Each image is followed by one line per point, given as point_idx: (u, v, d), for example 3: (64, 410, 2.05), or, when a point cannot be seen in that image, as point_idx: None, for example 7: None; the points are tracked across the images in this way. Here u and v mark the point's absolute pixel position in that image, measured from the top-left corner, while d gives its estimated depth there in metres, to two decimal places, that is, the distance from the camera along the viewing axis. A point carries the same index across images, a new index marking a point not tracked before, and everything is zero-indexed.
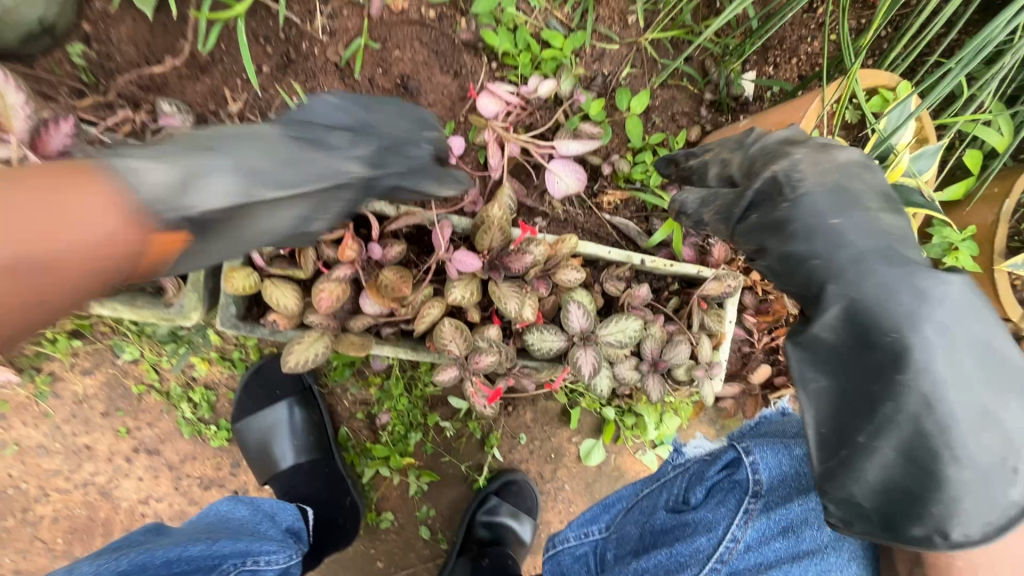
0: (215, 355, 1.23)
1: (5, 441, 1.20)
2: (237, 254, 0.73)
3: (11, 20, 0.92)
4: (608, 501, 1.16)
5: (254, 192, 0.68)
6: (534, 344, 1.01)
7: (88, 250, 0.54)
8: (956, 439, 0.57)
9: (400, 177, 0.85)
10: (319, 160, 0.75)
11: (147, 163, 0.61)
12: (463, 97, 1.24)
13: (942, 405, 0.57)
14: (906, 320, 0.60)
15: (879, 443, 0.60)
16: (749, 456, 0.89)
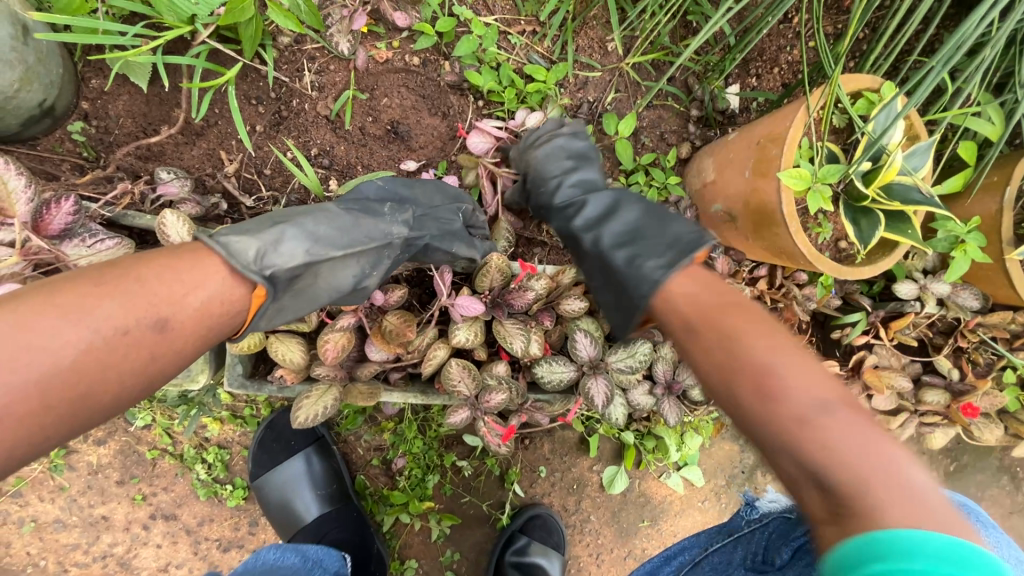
0: (227, 414, 1.23)
1: (23, 518, 1.19)
2: (308, 311, 0.81)
3: (13, 107, 0.95)
4: (669, 553, 1.06)
5: (324, 253, 0.78)
6: (543, 377, 0.99)
7: (147, 331, 0.59)
8: (609, 260, 0.88)
9: (436, 239, 0.96)
10: (377, 224, 0.86)
11: (237, 238, 0.71)
12: (453, 136, 1.26)
13: (595, 249, 0.92)
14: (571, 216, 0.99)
15: (596, 281, 0.93)
16: None
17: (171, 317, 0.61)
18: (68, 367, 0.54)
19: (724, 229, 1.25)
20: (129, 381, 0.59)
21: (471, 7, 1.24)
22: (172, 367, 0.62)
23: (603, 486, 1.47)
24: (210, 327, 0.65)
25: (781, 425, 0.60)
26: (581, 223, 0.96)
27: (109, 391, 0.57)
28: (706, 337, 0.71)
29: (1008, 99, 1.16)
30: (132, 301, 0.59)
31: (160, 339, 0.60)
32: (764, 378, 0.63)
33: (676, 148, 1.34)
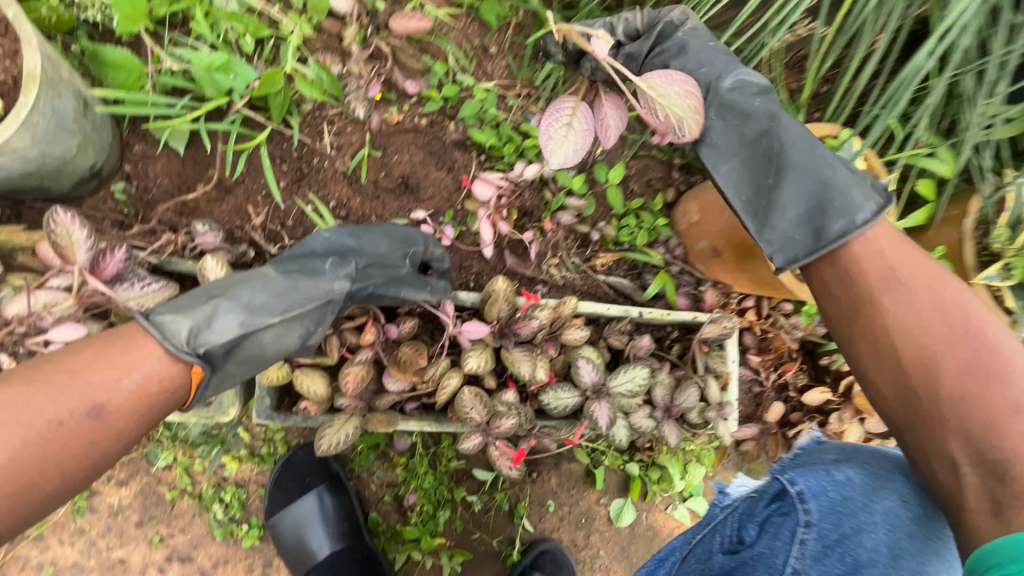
0: (245, 453, 1.27)
1: (42, 562, 1.21)
2: (256, 372, 0.84)
3: (69, 170, 1.07)
4: (661, 556, 1.09)
5: (261, 322, 0.79)
6: (550, 403, 1.07)
7: (75, 426, 0.64)
8: (818, 173, 0.86)
9: (381, 287, 0.99)
10: (317, 284, 0.87)
11: (171, 316, 0.73)
12: (458, 187, 1.38)
13: (795, 157, 0.88)
14: (763, 112, 0.90)
15: (783, 186, 0.88)
16: (794, 486, 0.81)
17: (100, 409, 0.66)
18: (7, 463, 0.59)
19: (711, 264, 1.36)
20: (75, 467, 0.65)
21: (473, 74, 1.40)
22: (113, 448, 0.68)
23: (610, 519, 1.50)
24: (147, 405, 0.69)
25: (982, 405, 0.70)
26: (780, 123, 0.90)
27: (50, 480, 0.63)
28: (915, 305, 0.77)
29: (955, 141, 1.30)
30: (63, 395, 0.64)
31: (97, 423, 0.65)
32: (983, 364, 0.71)
33: (663, 193, 1.47)
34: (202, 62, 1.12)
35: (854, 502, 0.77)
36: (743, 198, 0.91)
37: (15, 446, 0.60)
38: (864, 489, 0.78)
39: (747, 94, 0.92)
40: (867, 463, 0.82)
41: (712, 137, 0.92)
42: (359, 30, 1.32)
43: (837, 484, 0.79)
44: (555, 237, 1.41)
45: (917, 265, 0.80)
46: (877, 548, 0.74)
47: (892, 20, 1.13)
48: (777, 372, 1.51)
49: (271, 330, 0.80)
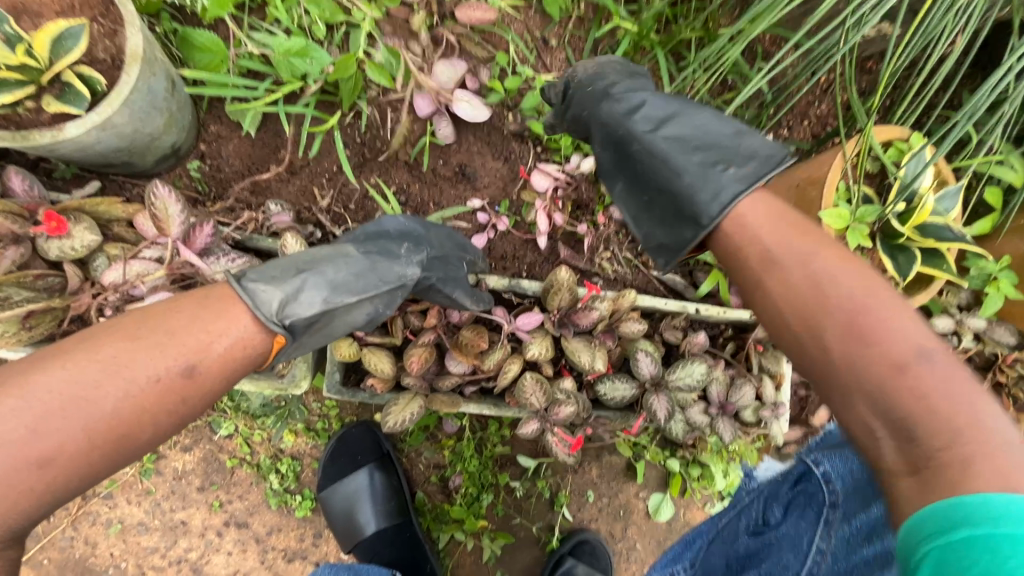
0: (302, 427, 1.31)
1: (111, 520, 1.28)
2: (326, 345, 0.86)
3: (155, 146, 1.11)
4: (689, 538, 1.14)
5: (340, 301, 0.81)
6: (606, 394, 1.08)
7: (172, 382, 0.66)
8: (680, 172, 0.86)
9: (441, 281, 1.00)
10: (393, 267, 0.89)
11: (264, 286, 0.76)
12: (514, 177, 1.40)
13: (669, 160, 0.88)
14: (625, 123, 0.92)
15: (650, 196, 0.92)
16: (820, 467, 0.91)
17: (194, 369, 0.68)
18: (107, 413, 0.62)
19: None
20: (167, 422, 0.67)
21: (533, 65, 1.41)
22: (201, 405, 0.70)
23: (648, 512, 1.51)
24: (235, 366, 0.70)
25: (870, 370, 0.65)
26: (642, 128, 0.91)
27: (143, 433, 0.65)
28: (788, 273, 0.73)
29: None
30: (161, 353, 0.66)
31: (188, 380, 0.67)
32: (855, 324, 0.67)
33: None
34: (282, 47, 1.17)
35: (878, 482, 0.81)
36: (630, 211, 0.96)
37: (117, 397, 0.63)
38: None
39: (620, 105, 0.93)
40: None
41: (602, 160, 0.99)
42: (426, 19, 1.33)
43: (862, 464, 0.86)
44: (608, 231, 1.42)
45: (795, 238, 0.75)
46: None
47: (973, 23, 1.10)
48: None
49: (347, 308, 0.83)
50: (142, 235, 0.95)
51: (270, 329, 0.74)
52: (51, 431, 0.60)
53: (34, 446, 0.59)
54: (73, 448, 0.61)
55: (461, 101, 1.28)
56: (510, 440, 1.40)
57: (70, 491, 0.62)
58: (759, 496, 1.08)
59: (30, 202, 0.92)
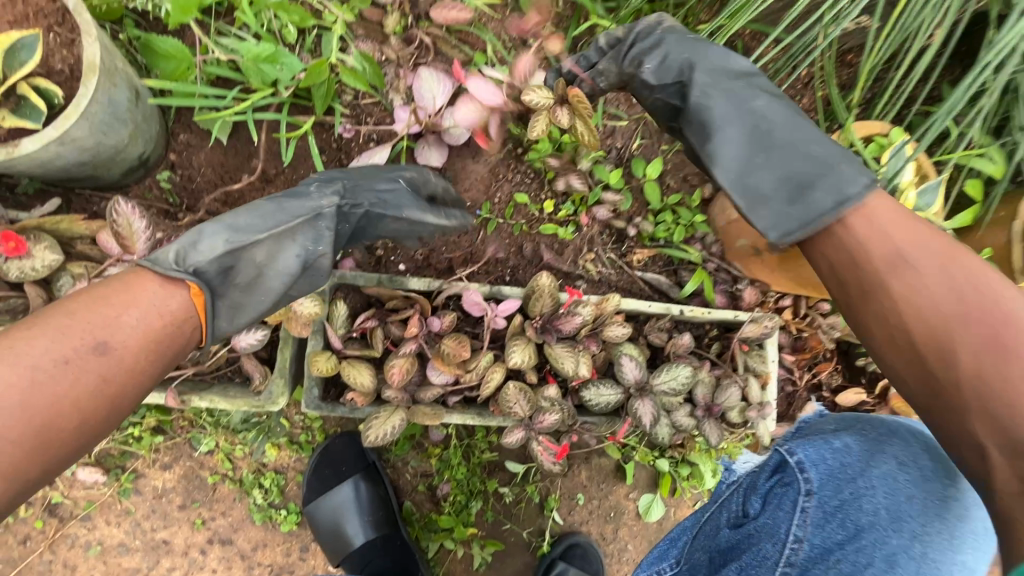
0: (284, 440, 1.29)
1: (90, 541, 1.25)
2: (266, 301, 0.81)
3: (120, 158, 1.08)
4: (673, 536, 1.14)
5: (243, 241, 0.78)
6: (591, 400, 1.07)
7: (85, 361, 0.63)
8: (805, 162, 0.84)
9: (374, 208, 0.95)
10: (303, 202, 0.85)
11: (165, 248, 0.75)
12: (495, 181, 1.39)
13: (794, 151, 0.85)
14: (758, 124, 0.88)
15: (771, 173, 0.85)
16: (793, 456, 0.86)
17: (108, 345, 0.65)
18: (15, 405, 0.58)
19: (750, 262, 1.37)
20: (94, 406, 0.63)
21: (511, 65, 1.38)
22: (130, 384, 0.66)
23: (639, 514, 1.51)
24: (158, 341, 0.68)
25: (1006, 384, 0.62)
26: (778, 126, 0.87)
27: (67, 424, 0.61)
28: (922, 277, 0.69)
29: (1008, 141, 1.26)
30: (65, 334, 0.63)
31: (107, 360, 0.64)
32: (1000, 337, 0.64)
33: (700, 189, 1.50)
34: (250, 53, 1.13)
35: (852, 469, 0.81)
36: (773, 187, 0.85)
37: (30, 389, 0.59)
38: (862, 455, 0.82)
39: (750, 95, 0.90)
40: (865, 429, 0.85)
41: (724, 144, 0.89)
42: (400, 19, 1.30)
43: (835, 451, 0.83)
44: (591, 232, 1.44)
45: (929, 247, 0.71)
46: (876, 510, 0.77)
47: (949, 14, 1.10)
48: (811, 371, 1.51)
49: (258, 249, 0.79)
50: (108, 252, 0.92)
51: (178, 280, 0.73)
52: None
53: None
54: None
55: (449, 126, 1.27)
56: (498, 446, 1.39)
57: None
58: (738, 487, 1.01)
59: None
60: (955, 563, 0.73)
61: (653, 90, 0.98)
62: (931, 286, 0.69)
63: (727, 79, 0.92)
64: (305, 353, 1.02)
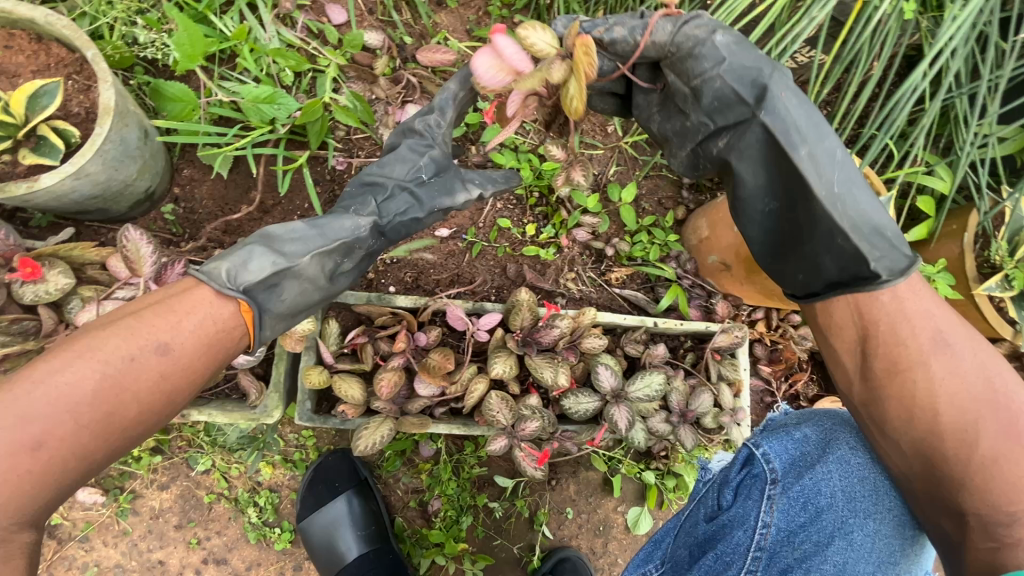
0: (279, 458, 1.34)
1: (87, 563, 1.28)
2: (303, 315, 0.89)
3: (128, 191, 1.16)
4: (658, 537, 1.10)
5: (292, 262, 0.84)
6: (571, 407, 1.13)
7: (151, 359, 0.71)
8: (872, 206, 0.86)
9: (403, 216, 0.97)
10: (343, 224, 0.91)
11: (215, 265, 0.79)
12: (480, 207, 1.49)
13: (861, 191, 0.86)
14: (831, 158, 0.85)
15: (853, 216, 0.84)
16: (759, 449, 0.93)
17: (169, 346, 0.72)
18: (88, 394, 0.66)
19: (721, 277, 1.45)
20: (154, 401, 0.71)
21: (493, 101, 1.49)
22: (186, 383, 0.74)
23: (627, 527, 1.53)
24: (213, 343, 0.76)
25: (1013, 467, 0.71)
26: (846, 161, 0.86)
27: (128, 416, 0.69)
28: (958, 357, 0.77)
29: (953, 159, 1.37)
30: (133, 333, 0.71)
31: (168, 360, 0.72)
32: (1013, 426, 0.73)
33: (673, 211, 1.60)
34: (250, 95, 1.23)
35: (811, 456, 0.89)
36: (856, 229, 0.84)
37: (100, 385, 0.67)
38: (818, 443, 0.90)
39: (819, 123, 0.86)
40: (821, 420, 0.94)
41: (814, 175, 0.84)
42: (389, 62, 1.42)
43: (795, 442, 0.92)
44: (571, 252, 1.54)
45: (967, 336, 0.79)
46: (833, 492, 0.84)
47: (885, 48, 1.22)
48: (787, 381, 1.57)
49: (300, 269, 0.85)
50: (115, 276, 1.00)
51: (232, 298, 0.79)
52: (35, 418, 0.63)
53: (22, 432, 0.62)
54: (61, 431, 0.64)
55: None
56: (486, 461, 1.43)
57: (68, 485, 0.66)
58: (712, 483, 1.01)
59: (5, 250, 0.96)
60: (903, 535, 0.82)
61: (721, 67, 0.86)
62: (970, 369, 0.77)
63: (802, 106, 0.86)
64: (298, 367, 1.08)
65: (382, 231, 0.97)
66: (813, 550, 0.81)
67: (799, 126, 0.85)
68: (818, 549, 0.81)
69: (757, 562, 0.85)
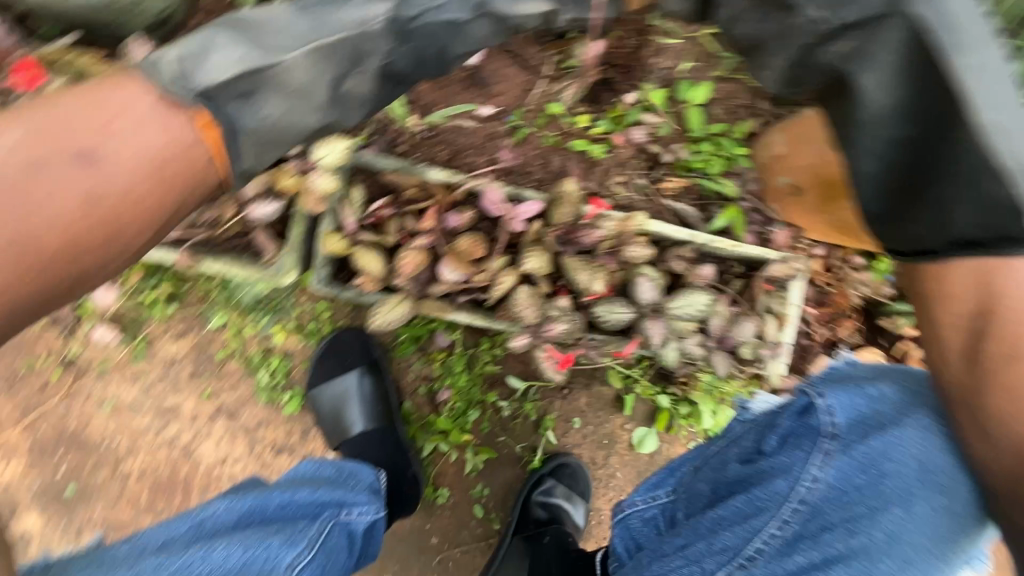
0: (293, 326, 1.31)
1: (104, 397, 1.30)
2: (287, 138, 0.78)
3: (141, 9, 1.03)
4: (673, 465, 1.08)
5: (258, 57, 0.73)
6: (602, 316, 1.04)
7: (68, 169, 0.67)
8: None
9: (423, 19, 0.80)
10: (337, 19, 0.77)
11: (170, 58, 0.71)
12: (529, 87, 1.32)
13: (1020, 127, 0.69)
14: (990, 78, 0.69)
15: (1009, 155, 0.68)
16: (823, 399, 0.85)
17: (92, 154, 0.68)
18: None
19: (786, 202, 1.29)
20: (81, 219, 0.67)
21: None
22: (119, 202, 0.69)
23: (632, 444, 1.51)
24: (154, 162, 0.70)
25: None
26: (1007, 86, 0.70)
27: (51, 244, 0.66)
28: None
29: None
30: (54, 140, 0.67)
31: (93, 176, 0.67)
32: None
33: (747, 121, 1.40)
34: None
35: (884, 416, 0.81)
36: (1013, 170, 0.67)
37: (16, 202, 0.65)
38: (894, 405, 0.81)
39: (977, 35, 0.71)
40: (905, 380, 0.84)
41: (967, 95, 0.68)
42: None
43: (868, 399, 0.83)
44: (623, 154, 1.37)
45: None
46: (904, 460, 0.76)
47: None
48: (831, 327, 1.44)
49: (281, 72, 0.74)
50: None
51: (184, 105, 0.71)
52: None
53: None
54: None
55: None
56: (501, 359, 1.40)
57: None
58: (753, 426, 0.96)
59: None
60: (969, 513, 0.75)
61: None
62: None
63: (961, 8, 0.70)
64: (317, 230, 1.00)
65: (402, 36, 0.80)
66: (864, 514, 0.76)
67: (953, 31, 0.69)
68: (870, 513, 0.76)
69: (795, 513, 0.80)
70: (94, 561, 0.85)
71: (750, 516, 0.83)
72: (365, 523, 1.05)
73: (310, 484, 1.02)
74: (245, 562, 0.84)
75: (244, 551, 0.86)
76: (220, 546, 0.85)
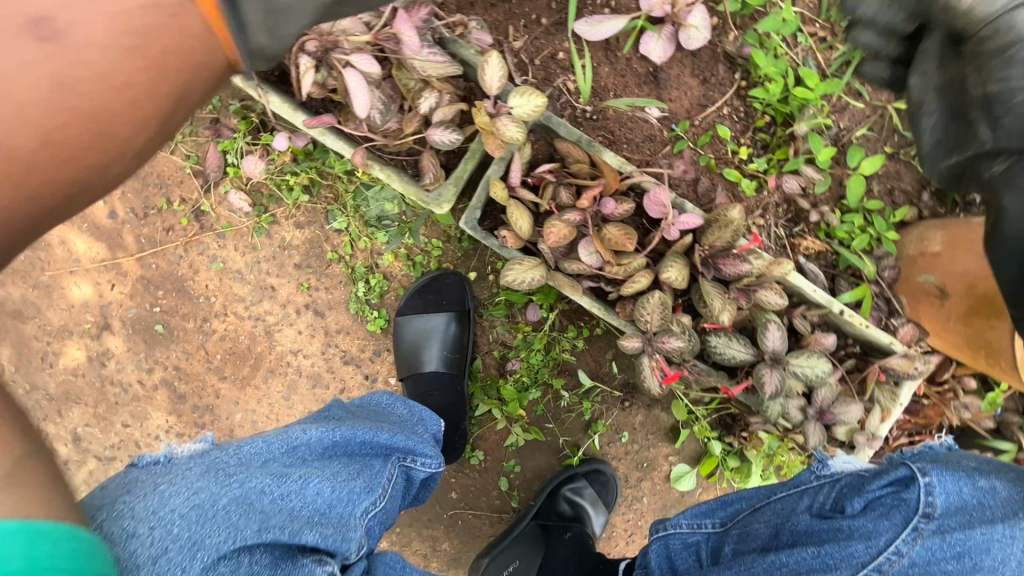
0: (403, 252, 1.35)
1: (215, 257, 1.37)
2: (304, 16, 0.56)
3: None
4: (729, 498, 1.07)
5: None
6: (717, 348, 1.04)
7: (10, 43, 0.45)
8: None
9: None
10: None
11: None
12: (703, 103, 1.31)
13: None
14: None
15: None
16: (925, 477, 0.81)
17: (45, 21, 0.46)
18: None
19: (920, 302, 1.25)
20: (66, 126, 0.49)
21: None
22: (114, 104, 0.51)
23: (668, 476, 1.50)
24: (129, 35, 0.49)
25: None
26: None
27: (20, 160, 0.47)
28: None
29: None
30: None
31: (55, 55, 0.47)
32: None
33: (904, 207, 1.36)
34: None
35: (991, 511, 0.77)
36: None
37: None
38: (1004, 503, 0.77)
39: None
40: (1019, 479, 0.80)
41: None
42: None
43: (976, 490, 0.79)
44: (769, 198, 1.35)
45: None
46: (1004, 559, 0.74)
47: None
48: (910, 438, 1.39)
49: None
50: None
51: None
52: None
53: None
54: None
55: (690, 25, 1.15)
56: (579, 352, 1.41)
57: None
58: (831, 484, 0.93)
59: None
60: None
61: None
62: None
63: None
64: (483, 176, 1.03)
65: None
66: None
67: None
68: None
69: None
70: (205, 468, 0.74)
71: (816, 571, 0.81)
72: (423, 474, 1.04)
73: (386, 428, 0.98)
74: (333, 503, 0.79)
75: (332, 491, 0.81)
76: (314, 481, 0.79)
